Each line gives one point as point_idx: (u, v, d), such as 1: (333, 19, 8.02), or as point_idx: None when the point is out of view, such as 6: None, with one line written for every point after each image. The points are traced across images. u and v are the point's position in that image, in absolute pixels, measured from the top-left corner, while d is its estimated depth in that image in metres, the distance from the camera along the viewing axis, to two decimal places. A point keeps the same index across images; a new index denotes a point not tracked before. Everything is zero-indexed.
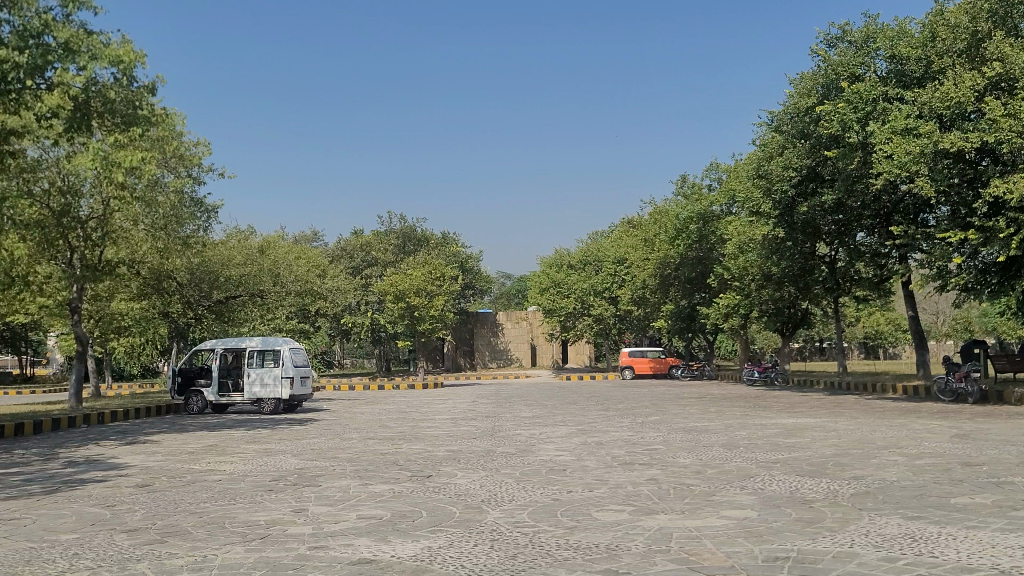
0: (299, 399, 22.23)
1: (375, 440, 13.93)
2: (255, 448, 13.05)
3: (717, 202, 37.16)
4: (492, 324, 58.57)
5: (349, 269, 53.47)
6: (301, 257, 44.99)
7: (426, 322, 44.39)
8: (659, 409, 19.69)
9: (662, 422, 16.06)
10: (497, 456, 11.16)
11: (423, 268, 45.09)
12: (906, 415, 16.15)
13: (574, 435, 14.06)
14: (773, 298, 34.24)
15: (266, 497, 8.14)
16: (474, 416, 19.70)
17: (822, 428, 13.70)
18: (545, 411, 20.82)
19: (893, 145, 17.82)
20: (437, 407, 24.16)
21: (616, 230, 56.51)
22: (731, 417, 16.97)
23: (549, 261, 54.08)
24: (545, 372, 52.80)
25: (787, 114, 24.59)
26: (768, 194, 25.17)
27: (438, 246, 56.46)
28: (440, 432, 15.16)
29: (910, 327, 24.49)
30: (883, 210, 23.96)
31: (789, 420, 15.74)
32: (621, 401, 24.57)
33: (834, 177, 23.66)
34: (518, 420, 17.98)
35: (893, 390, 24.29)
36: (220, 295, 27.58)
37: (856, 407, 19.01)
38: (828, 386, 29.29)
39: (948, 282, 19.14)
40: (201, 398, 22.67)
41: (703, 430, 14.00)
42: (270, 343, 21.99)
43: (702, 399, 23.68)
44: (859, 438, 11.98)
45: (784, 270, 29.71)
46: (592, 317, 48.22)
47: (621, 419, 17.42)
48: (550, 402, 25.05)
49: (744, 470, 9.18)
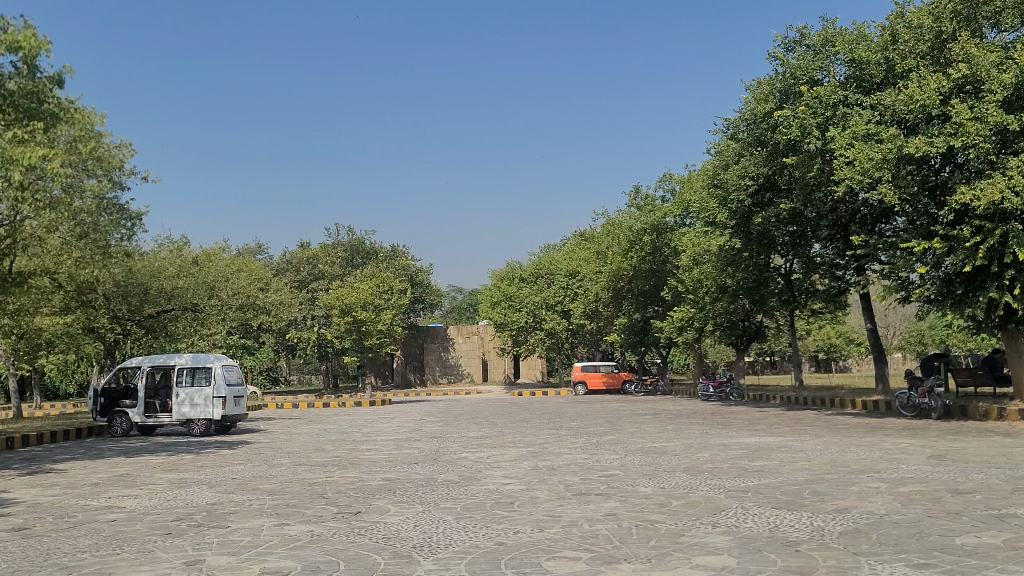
0: (233, 421, 20.83)
1: (308, 466, 12.72)
2: (171, 477, 11.76)
3: (671, 213, 36.56)
4: (443, 339, 57.35)
5: (295, 283, 51.93)
6: (243, 270, 43.34)
7: (374, 337, 43.07)
8: (614, 428, 18.72)
9: (618, 443, 15.10)
10: (438, 486, 10.05)
11: (370, 281, 43.76)
12: (873, 433, 15.38)
13: (524, 459, 13.00)
14: (728, 311, 33.62)
15: (159, 544, 6.90)
16: (420, 437, 18.53)
17: (788, 449, 12.85)
18: (494, 430, 19.75)
19: (854, 150, 17.21)
20: (381, 426, 22.95)
21: (568, 243, 55.73)
22: (691, 436, 16.07)
23: (501, 274, 53.16)
24: (496, 388, 51.73)
25: (743, 121, 23.94)
26: (724, 204, 24.50)
27: (387, 259, 55.17)
28: (380, 456, 13.99)
29: (869, 340, 23.89)
30: (840, 220, 23.42)
31: (753, 439, 14.86)
32: (575, 418, 23.59)
33: (791, 185, 23.06)
34: (466, 441, 16.89)
35: (852, 405, 23.63)
36: (152, 309, 26.03)
37: (817, 424, 18.24)
38: (785, 401, 28.62)
39: (911, 294, 18.55)
40: (125, 419, 20.93)
41: (662, 452, 13.06)
42: (201, 360, 20.56)
43: (657, 416, 22.80)
44: (831, 461, 11.11)
45: (739, 281, 29.07)
46: (545, 331, 47.30)
47: (575, 439, 16.42)
48: (500, 420, 23.97)
49: (713, 502, 8.19)
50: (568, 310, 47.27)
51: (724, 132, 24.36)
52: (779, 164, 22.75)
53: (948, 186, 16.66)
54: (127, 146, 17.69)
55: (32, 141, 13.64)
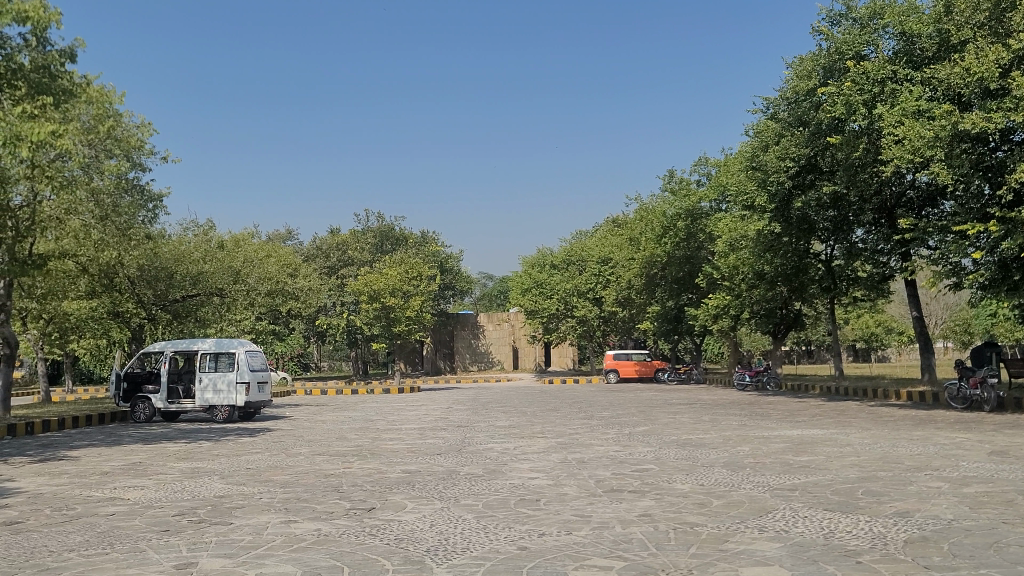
0: (257, 407, 20.42)
1: (327, 456, 12.20)
2: (184, 466, 11.27)
3: (706, 198, 35.67)
4: (473, 326, 56.94)
5: (324, 269, 51.63)
6: (271, 255, 43.04)
7: (402, 324, 42.61)
8: (647, 419, 18.03)
9: (653, 434, 14.42)
10: (461, 480, 9.43)
11: (399, 267, 43.27)
12: (923, 426, 14.55)
13: (553, 451, 12.35)
14: (765, 299, 32.68)
15: (153, 542, 6.35)
16: (446, 426, 17.95)
17: (834, 443, 12.10)
18: (523, 420, 19.13)
19: (905, 128, 16.37)
20: (407, 414, 22.43)
21: (601, 229, 54.85)
22: (729, 427, 15.34)
23: (531, 261, 52.49)
24: (527, 376, 51.18)
25: (785, 100, 23.06)
26: (764, 186, 23.65)
27: (418, 245, 54.70)
28: (403, 446, 13.41)
29: (915, 329, 22.93)
30: (886, 203, 22.53)
31: (796, 432, 14.11)
32: (608, 407, 22.91)
33: (835, 166, 22.17)
34: (493, 431, 16.28)
35: (897, 396, 22.72)
36: (177, 293, 25.61)
37: (862, 416, 17.40)
38: (824, 391, 27.72)
39: (964, 280, 17.68)
40: (148, 405, 20.59)
41: (699, 445, 12.35)
42: (225, 345, 20.17)
43: (692, 406, 22.06)
44: (882, 456, 10.33)
45: (777, 268, 28.19)
46: (576, 319, 46.60)
47: (607, 430, 15.73)
48: (529, 408, 23.37)
49: (757, 502, 7.48)
50: (600, 297, 46.51)
51: (764, 112, 23.49)
52: (823, 144, 21.87)
53: (1006, 167, 15.73)
54: (146, 123, 17.29)
55: (42, 117, 13.16)
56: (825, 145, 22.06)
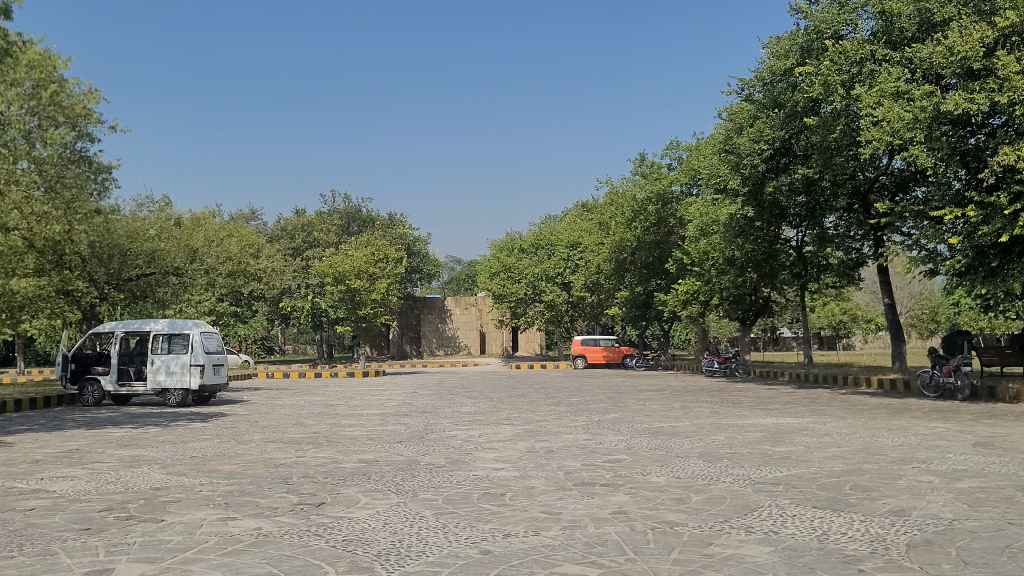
0: (212, 390, 19.61)
1: (280, 444, 11.49)
2: (124, 454, 10.52)
3: (677, 182, 35.22)
4: (440, 310, 56.34)
5: (288, 251, 50.56)
6: (234, 235, 41.95)
7: (368, 307, 41.78)
8: (617, 406, 17.51)
9: (623, 421, 13.89)
10: (421, 471, 8.80)
11: (365, 249, 42.35)
12: (900, 415, 14.17)
13: (519, 439, 11.75)
14: (735, 285, 32.30)
15: (69, 544, 5.63)
16: (408, 411, 17.31)
17: (812, 432, 11.64)
18: (489, 405, 18.54)
19: (884, 109, 15.95)
20: (370, 399, 21.72)
21: (570, 213, 54.27)
22: (701, 415, 14.86)
23: (499, 245, 51.83)
24: (494, 361, 50.66)
25: (761, 81, 22.55)
26: (737, 169, 23.14)
27: (385, 226, 53.76)
28: (362, 433, 12.74)
29: (886, 316, 22.61)
30: (860, 188, 22.21)
31: (771, 420, 13.64)
32: (576, 393, 22.37)
33: (810, 150, 21.73)
34: (457, 418, 15.66)
35: (867, 384, 22.40)
36: (131, 272, 24.59)
37: (836, 404, 16.98)
38: (793, 378, 27.44)
39: (939, 266, 17.36)
40: (97, 387, 19.65)
41: (672, 434, 11.81)
42: (178, 326, 19.31)
43: (662, 393, 21.60)
44: (864, 447, 9.88)
45: (748, 254, 27.80)
46: (544, 304, 46.04)
47: (575, 417, 15.17)
48: (496, 394, 22.77)
49: (740, 497, 6.93)
50: (568, 282, 45.97)
51: (739, 93, 22.98)
52: (798, 126, 21.43)
53: (986, 151, 15.35)
54: (92, 90, 16.40)
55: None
56: (800, 128, 21.62)
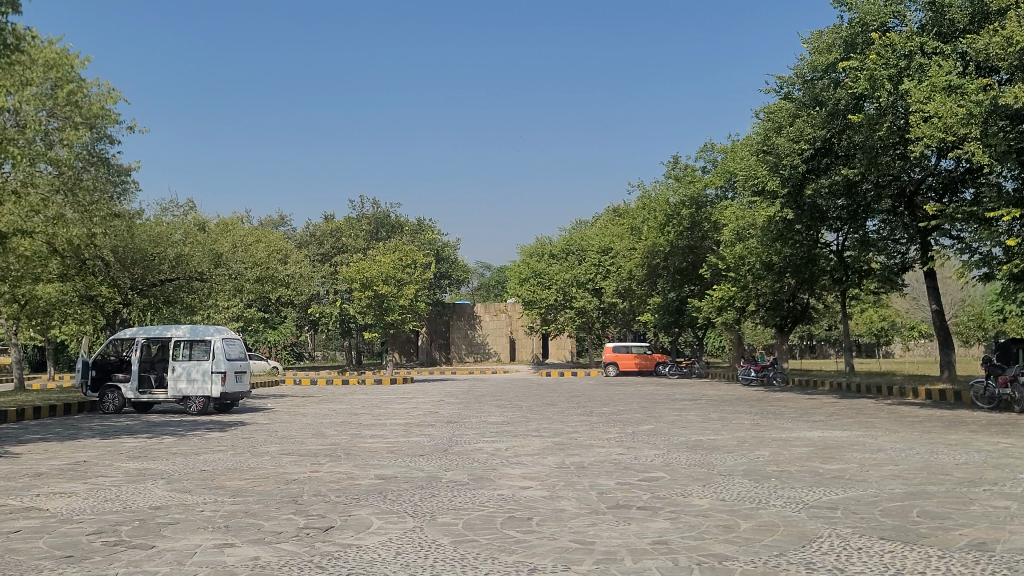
0: (233, 398, 19.14)
1: (296, 457, 10.89)
2: (130, 466, 9.97)
3: (712, 185, 34.44)
4: (470, 317, 55.80)
5: (317, 256, 50.31)
6: (261, 241, 41.70)
7: (396, 313, 41.32)
8: (651, 416, 16.74)
9: (658, 434, 13.15)
10: (441, 489, 8.14)
11: (393, 255, 41.85)
12: (955, 428, 13.28)
13: (548, 454, 11.05)
14: (772, 291, 31.40)
15: None
16: (434, 421, 16.66)
17: (863, 447, 10.84)
18: (517, 415, 17.86)
19: (936, 103, 15.13)
20: (395, 408, 21.13)
21: (601, 218, 53.45)
22: (741, 427, 14.08)
23: (529, 250, 51.22)
24: (524, 367, 49.99)
25: (802, 79, 21.71)
26: (776, 170, 22.32)
27: (414, 232, 53.30)
28: (382, 445, 12.12)
29: (934, 323, 21.64)
30: (905, 189, 21.36)
31: (817, 434, 12.82)
32: (608, 402, 21.62)
33: (852, 149, 20.89)
34: (484, 428, 15.00)
35: (914, 395, 21.41)
36: (154, 278, 24.26)
37: (883, 416, 16.09)
38: (835, 387, 26.45)
39: (995, 270, 16.47)
40: (118, 394, 19.26)
41: (712, 449, 11.06)
42: (199, 332, 18.85)
43: (698, 403, 20.79)
44: (923, 466, 9.06)
45: (786, 258, 26.93)
46: (574, 310, 45.24)
47: (608, 428, 14.44)
48: (525, 403, 22.06)
49: (796, 525, 6.18)
50: (599, 288, 45.20)
51: (777, 92, 22.17)
52: (841, 124, 20.59)
53: None
54: (109, 88, 15.98)
55: None
56: (842, 126, 20.78)
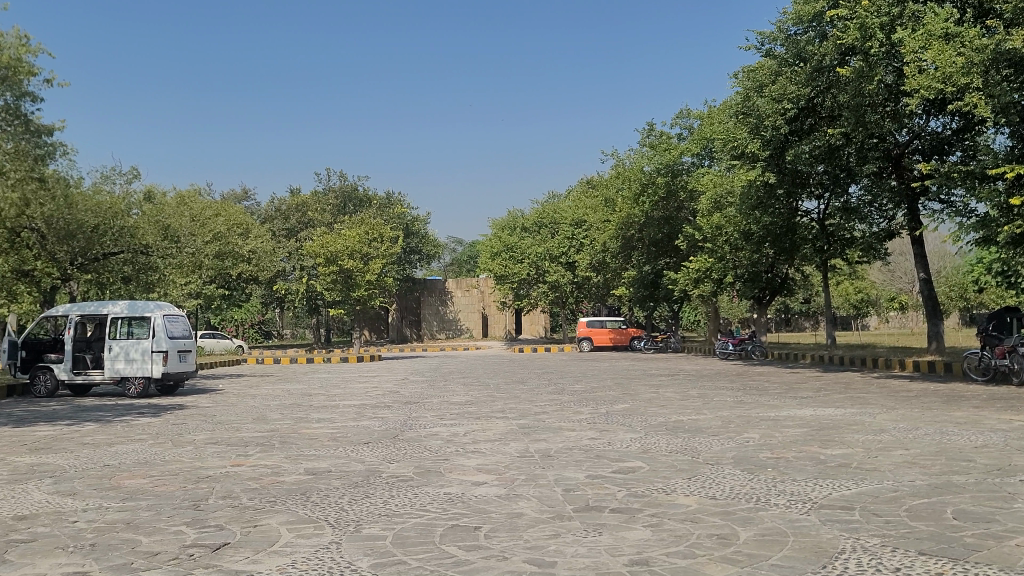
0: (177, 378, 17.70)
1: (222, 446, 9.49)
2: (22, 462, 8.54)
3: (688, 152, 33.28)
4: (441, 293, 54.47)
5: (282, 232, 48.69)
6: (221, 215, 39.99)
7: (362, 289, 39.77)
8: (626, 394, 15.52)
9: (634, 414, 11.91)
10: (378, 488, 6.81)
11: (358, 228, 40.28)
12: (957, 404, 12.17)
13: (512, 439, 9.75)
14: (752, 261, 30.28)
15: None
16: (391, 402, 15.34)
17: (865, 427, 9.66)
18: (482, 395, 16.57)
19: (935, 51, 14.02)
20: (355, 388, 19.77)
21: (574, 190, 52.10)
22: (726, 405, 12.90)
23: (501, 224, 49.91)
24: (496, 344, 48.73)
25: (785, 35, 20.46)
26: (757, 132, 21.17)
27: (382, 205, 51.68)
28: (326, 431, 10.76)
29: (922, 292, 20.59)
30: (893, 152, 20.32)
31: (809, 412, 11.64)
32: (581, 379, 20.38)
33: (838, 108, 19.75)
34: (446, 410, 13.71)
35: (901, 367, 20.38)
36: (98, 252, 22.58)
37: (876, 391, 14.97)
38: (817, 361, 25.42)
39: (993, 234, 15.39)
40: (50, 376, 17.71)
41: (697, 431, 9.84)
42: (139, 308, 17.42)
43: (676, 378, 19.67)
44: (938, 450, 7.87)
45: (765, 228, 25.82)
46: (547, 285, 43.86)
47: (580, 408, 13.19)
48: (493, 381, 20.75)
49: (811, 536, 4.91)
50: (572, 262, 44.01)
51: (759, 48, 20.94)
52: (826, 81, 19.44)
53: None
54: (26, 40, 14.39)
55: None
56: (826, 84, 19.62)
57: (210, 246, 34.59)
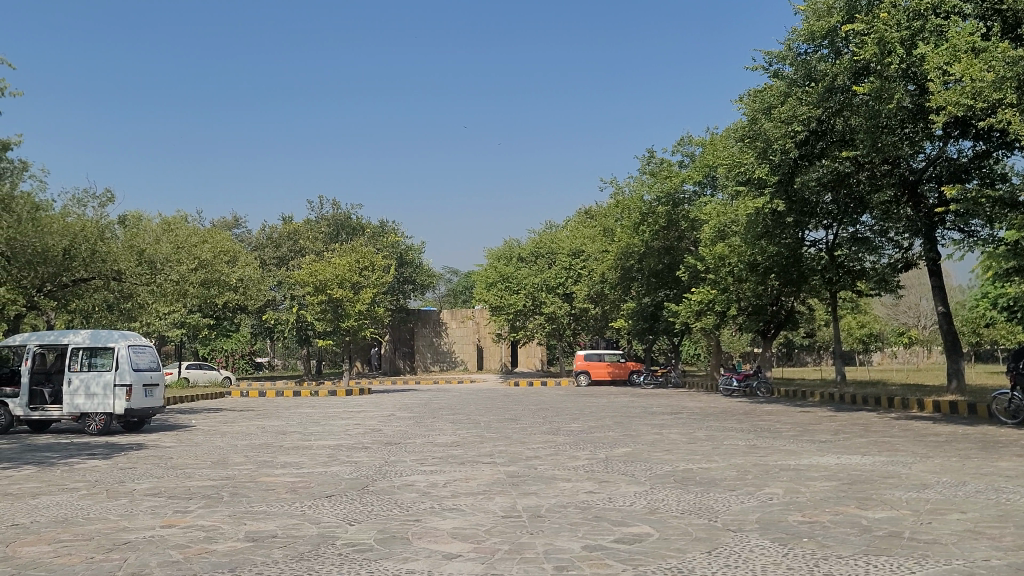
0: (141, 415, 16.42)
1: (162, 499, 8.19)
2: None
3: (689, 180, 32.25)
4: (435, 324, 53.26)
5: (272, 260, 47.61)
6: (206, 242, 38.85)
7: (352, 319, 38.50)
8: (627, 436, 14.22)
9: (637, 462, 10.59)
10: (325, 563, 5.51)
11: (349, 256, 39.15)
12: (995, 452, 10.91)
13: (497, 492, 8.46)
14: (757, 293, 29.08)
15: None
16: (371, 443, 14.05)
17: (903, 482, 8.38)
18: (470, 435, 15.24)
19: (964, 65, 12.95)
20: (336, 425, 18.44)
21: (571, 221, 51.00)
22: (738, 451, 11.60)
23: (497, 253, 48.93)
24: (492, 376, 47.44)
25: (795, 54, 19.43)
26: (764, 156, 20.04)
27: (375, 234, 50.49)
28: (287, 479, 9.46)
29: (941, 326, 19.39)
30: (908, 179, 19.25)
31: (834, 460, 10.36)
32: (578, 417, 19.07)
33: (852, 131, 18.71)
34: (429, 453, 12.40)
35: (921, 407, 19.07)
36: (68, 279, 21.61)
37: (900, 434, 13.70)
38: (827, 399, 24.09)
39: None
40: (5, 412, 16.45)
41: (712, 485, 8.56)
42: (102, 338, 16.17)
43: (679, 417, 18.41)
44: (1001, 512, 6.59)
45: (771, 259, 24.61)
46: (544, 317, 42.72)
47: (577, 453, 11.88)
48: (484, 418, 19.43)
49: None
50: (569, 293, 42.84)
51: (766, 69, 19.91)
52: (839, 103, 18.44)
53: None
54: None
55: None
56: (839, 105, 18.62)
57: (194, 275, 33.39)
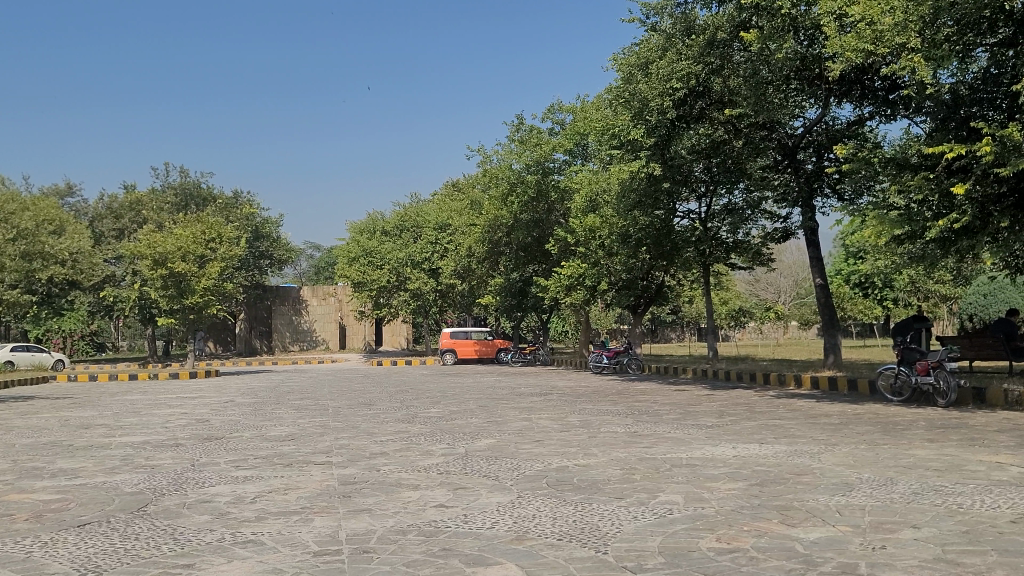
0: None
1: None
2: None
3: (560, 149, 30.80)
4: (295, 301, 50.10)
5: (111, 232, 43.51)
6: (26, 209, 34.58)
7: (195, 295, 35.13)
8: (491, 423, 12.39)
9: (501, 459, 8.73)
10: None
11: (193, 227, 35.71)
12: (902, 436, 9.69)
13: (318, 511, 6.42)
14: (628, 266, 27.86)
15: None
16: (187, 438, 11.69)
17: (823, 481, 6.85)
18: (310, 426, 13.05)
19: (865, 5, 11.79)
20: (156, 414, 15.84)
21: (438, 193, 48.85)
22: (618, 441, 9.94)
23: (360, 227, 46.43)
24: (355, 356, 44.94)
25: (673, 5, 18.02)
26: (640, 117, 18.46)
27: (227, 203, 46.66)
28: (42, 497, 7.12)
29: (819, 299, 18.53)
30: (788, 144, 18.26)
31: (729, 451, 8.84)
32: (439, 400, 17.15)
33: (731, 92, 17.54)
34: (251, 451, 10.17)
35: (799, 384, 18.12)
36: None
37: (787, 417, 12.46)
38: (699, 376, 23.16)
39: (918, 230, 13.21)
40: None
41: (592, 491, 6.80)
42: None
43: (549, 399, 16.80)
44: (965, 530, 5.09)
45: (642, 230, 23.35)
46: (409, 292, 40.51)
47: (431, 448, 9.93)
48: (333, 404, 17.21)
49: None
50: (436, 268, 40.86)
51: (643, 22, 18.40)
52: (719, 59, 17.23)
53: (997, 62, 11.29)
54: None
55: None
56: (718, 61, 17.44)
57: (9, 246, 29.43)
